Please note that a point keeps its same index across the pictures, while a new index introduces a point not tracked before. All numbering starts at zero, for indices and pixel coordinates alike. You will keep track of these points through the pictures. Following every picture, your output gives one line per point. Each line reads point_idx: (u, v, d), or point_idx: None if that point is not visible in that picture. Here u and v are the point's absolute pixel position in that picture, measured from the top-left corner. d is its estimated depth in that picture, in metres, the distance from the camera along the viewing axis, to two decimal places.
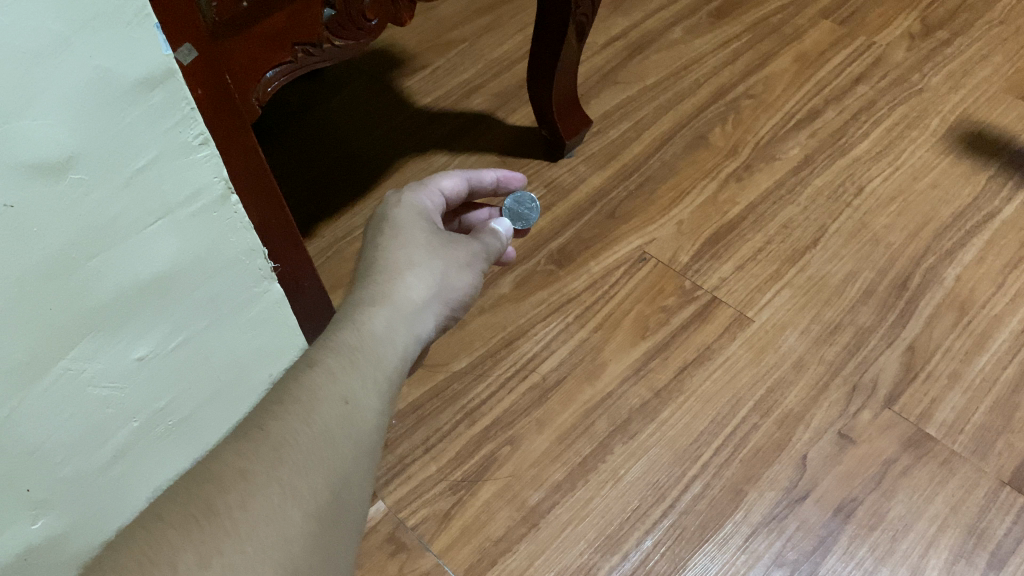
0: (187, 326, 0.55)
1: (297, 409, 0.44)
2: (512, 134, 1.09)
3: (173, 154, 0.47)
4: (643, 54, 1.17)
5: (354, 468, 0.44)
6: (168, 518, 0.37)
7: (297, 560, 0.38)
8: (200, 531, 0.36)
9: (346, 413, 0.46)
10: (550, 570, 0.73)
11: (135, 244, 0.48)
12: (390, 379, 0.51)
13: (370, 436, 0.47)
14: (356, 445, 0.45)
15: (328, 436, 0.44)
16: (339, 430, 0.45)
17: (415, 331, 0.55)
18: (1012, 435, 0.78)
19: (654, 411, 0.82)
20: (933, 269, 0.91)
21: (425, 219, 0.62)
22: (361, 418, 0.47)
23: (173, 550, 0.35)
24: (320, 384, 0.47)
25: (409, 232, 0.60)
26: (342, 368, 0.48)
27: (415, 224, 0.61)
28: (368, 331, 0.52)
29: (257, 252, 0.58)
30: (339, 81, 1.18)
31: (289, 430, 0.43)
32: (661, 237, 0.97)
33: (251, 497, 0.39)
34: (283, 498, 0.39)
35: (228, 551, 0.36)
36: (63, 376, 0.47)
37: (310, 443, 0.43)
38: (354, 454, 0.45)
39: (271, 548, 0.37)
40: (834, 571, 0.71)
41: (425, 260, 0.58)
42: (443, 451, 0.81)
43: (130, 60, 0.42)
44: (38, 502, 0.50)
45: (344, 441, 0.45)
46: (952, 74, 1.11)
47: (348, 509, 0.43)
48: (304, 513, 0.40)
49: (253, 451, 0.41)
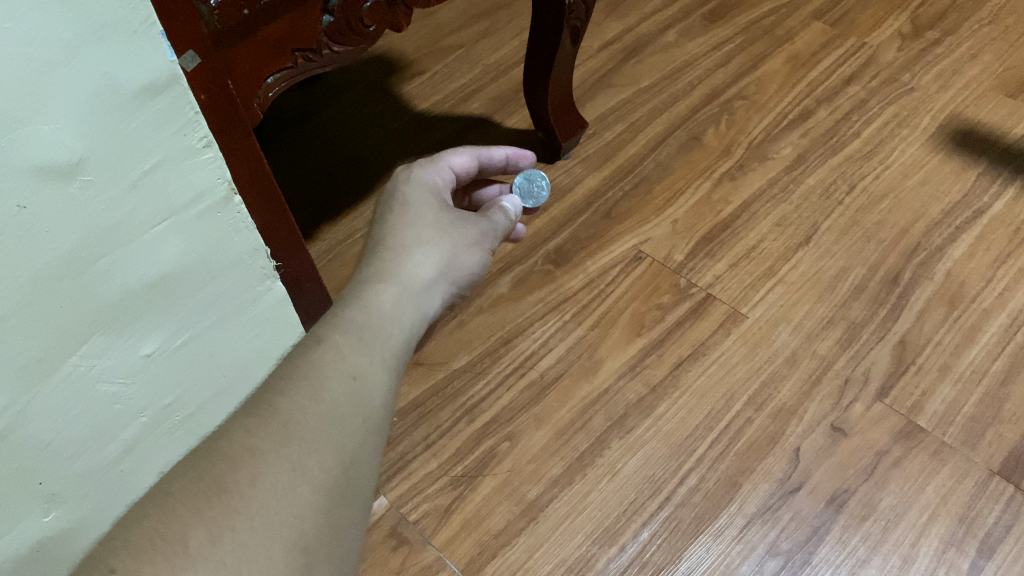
0: (193, 323, 0.56)
1: (307, 387, 0.46)
2: (510, 137, 1.11)
3: (178, 157, 0.49)
4: (638, 56, 1.19)
5: (361, 448, 0.46)
6: (180, 495, 0.38)
7: (306, 538, 0.39)
8: (210, 508, 0.38)
9: (353, 392, 0.48)
10: (548, 562, 0.74)
11: (142, 243, 0.49)
12: (394, 361, 0.53)
13: (375, 415, 0.48)
14: (363, 425, 0.47)
15: (335, 414, 0.46)
16: (345, 410, 0.46)
17: (420, 310, 0.57)
18: (1001, 426, 0.79)
19: (650, 406, 0.84)
20: (923, 264, 0.92)
21: (434, 197, 0.64)
22: (366, 397, 0.48)
23: (185, 525, 0.37)
24: (328, 364, 0.48)
25: (419, 210, 0.62)
26: (349, 348, 0.50)
27: (423, 203, 0.63)
28: (374, 311, 0.54)
29: (258, 252, 0.59)
30: (339, 87, 1.20)
31: (297, 408, 0.44)
32: (656, 236, 0.98)
33: (260, 475, 0.40)
34: (292, 476, 0.41)
35: (238, 528, 0.37)
36: (72, 372, 0.49)
37: (318, 422, 0.44)
38: (361, 434, 0.46)
39: (281, 525, 0.39)
40: (827, 560, 0.73)
41: (433, 239, 0.60)
42: (443, 447, 0.82)
43: (136, 67, 0.44)
44: (49, 496, 0.52)
45: (351, 421, 0.46)
46: (942, 73, 1.13)
47: (358, 486, 0.45)
48: (313, 491, 0.41)
49: (263, 429, 0.42)
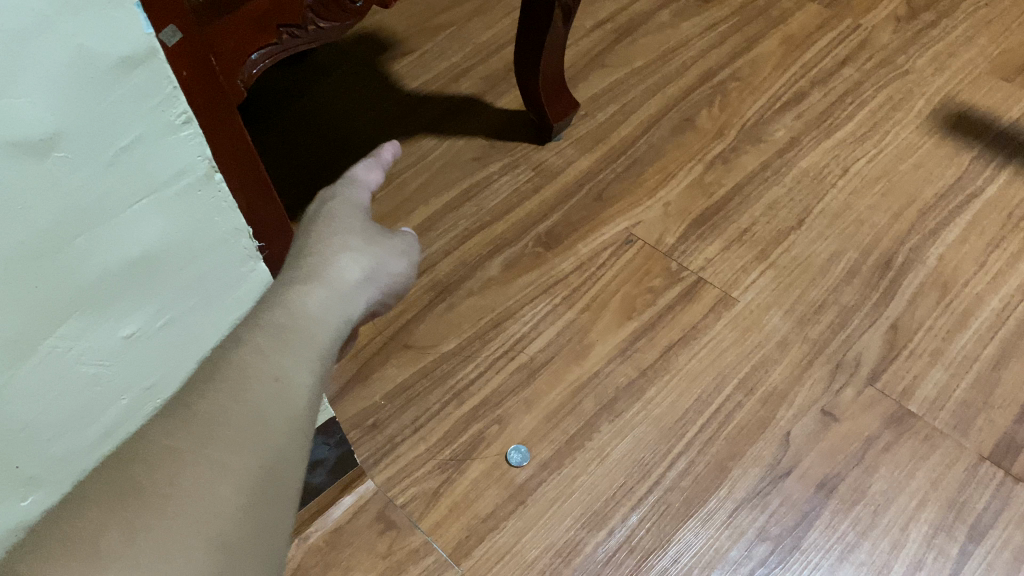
0: (174, 304, 0.55)
1: (227, 385, 0.40)
2: (501, 117, 1.10)
3: (156, 133, 0.47)
4: (631, 36, 1.18)
5: (291, 446, 0.41)
6: (91, 498, 0.33)
7: (229, 536, 0.35)
8: (126, 505, 0.33)
9: (280, 388, 0.42)
10: (536, 546, 0.74)
11: (119, 223, 0.48)
12: (325, 357, 0.47)
13: (307, 411, 0.43)
14: (293, 422, 0.41)
15: (261, 413, 0.40)
16: (273, 406, 0.41)
17: (346, 311, 0.52)
18: (992, 411, 0.79)
19: (640, 390, 0.83)
20: (916, 248, 0.92)
21: (352, 216, 0.61)
22: (296, 392, 0.43)
23: (97, 528, 0.32)
24: (251, 358, 0.43)
25: (336, 224, 0.59)
26: (272, 346, 0.44)
27: (341, 221, 0.60)
28: (299, 308, 0.49)
29: (241, 231, 0.57)
30: (327, 65, 1.18)
31: (219, 404, 0.39)
32: (648, 219, 0.97)
33: (178, 473, 0.35)
34: (213, 474, 0.36)
35: (154, 527, 0.33)
36: (50, 355, 0.48)
37: (242, 420, 0.39)
38: (290, 431, 0.41)
39: (203, 523, 0.34)
40: (816, 545, 0.72)
41: (350, 250, 0.57)
42: (432, 431, 0.81)
43: (112, 39, 0.42)
44: (27, 479, 0.52)
45: (280, 418, 0.41)
46: (938, 56, 1.12)
47: (288, 488, 0.39)
48: (238, 488, 0.36)
49: (181, 427, 0.37)
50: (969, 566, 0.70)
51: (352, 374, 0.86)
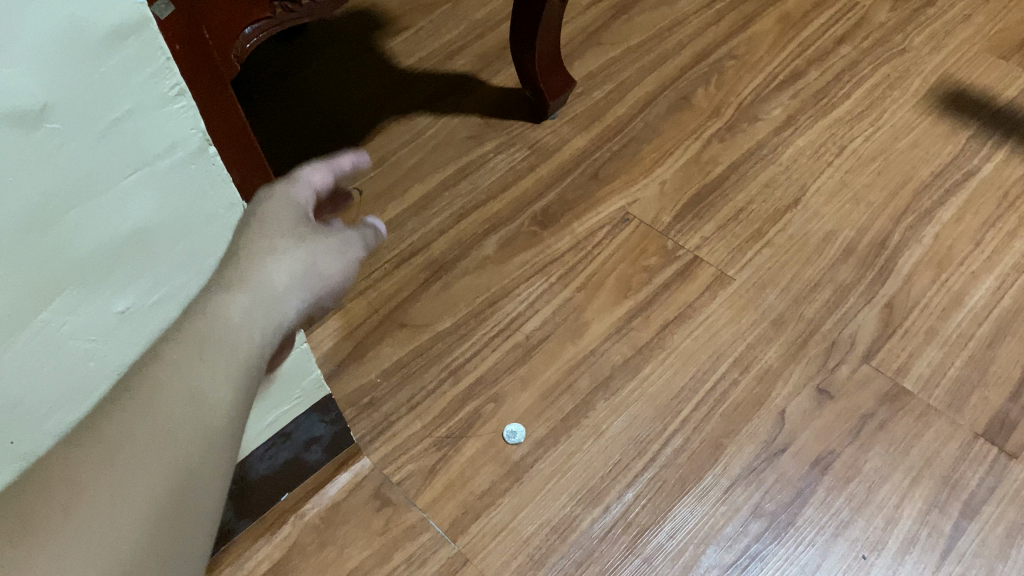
0: (168, 280, 0.54)
1: (140, 400, 0.37)
2: (496, 95, 1.09)
3: (148, 106, 0.46)
4: (628, 14, 1.17)
5: (203, 472, 0.38)
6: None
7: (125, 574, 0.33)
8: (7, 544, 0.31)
9: (195, 408, 0.39)
10: (532, 523, 0.74)
11: (111, 197, 0.48)
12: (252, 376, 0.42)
13: (225, 431, 0.40)
14: (208, 445, 0.39)
15: (167, 431, 0.37)
16: (185, 431, 0.38)
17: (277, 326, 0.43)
18: (986, 388, 0.79)
19: (636, 368, 0.83)
20: (912, 227, 0.91)
21: (298, 207, 0.47)
22: (214, 413, 0.39)
23: None
24: (164, 376, 0.38)
25: (265, 219, 0.45)
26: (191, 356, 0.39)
27: (283, 210, 0.46)
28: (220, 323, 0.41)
29: (236, 206, 0.56)
30: (321, 42, 1.17)
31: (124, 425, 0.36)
32: (644, 198, 0.97)
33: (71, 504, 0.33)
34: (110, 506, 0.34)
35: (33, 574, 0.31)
36: (42, 330, 0.48)
37: (151, 439, 0.36)
38: (204, 453, 0.38)
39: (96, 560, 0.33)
40: (811, 521, 0.73)
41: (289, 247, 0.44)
42: (428, 409, 0.82)
43: (103, 8, 0.41)
44: (24, 457, 0.52)
45: (193, 443, 0.38)
46: (935, 34, 1.12)
47: (195, 507, 0.37)
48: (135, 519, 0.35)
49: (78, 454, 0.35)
50: (962, 542, 0.70)
51: (347, 353, 0.86)
